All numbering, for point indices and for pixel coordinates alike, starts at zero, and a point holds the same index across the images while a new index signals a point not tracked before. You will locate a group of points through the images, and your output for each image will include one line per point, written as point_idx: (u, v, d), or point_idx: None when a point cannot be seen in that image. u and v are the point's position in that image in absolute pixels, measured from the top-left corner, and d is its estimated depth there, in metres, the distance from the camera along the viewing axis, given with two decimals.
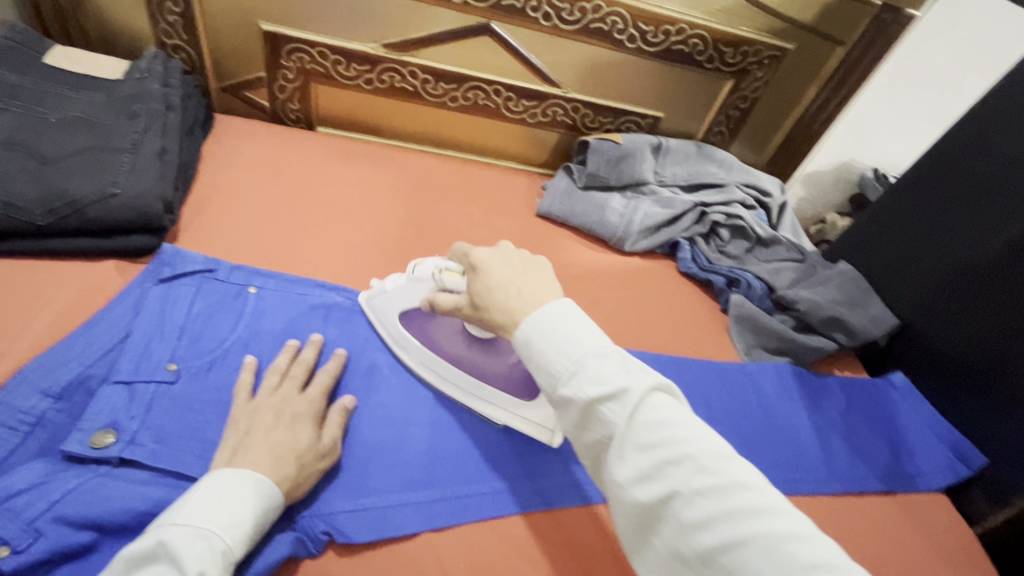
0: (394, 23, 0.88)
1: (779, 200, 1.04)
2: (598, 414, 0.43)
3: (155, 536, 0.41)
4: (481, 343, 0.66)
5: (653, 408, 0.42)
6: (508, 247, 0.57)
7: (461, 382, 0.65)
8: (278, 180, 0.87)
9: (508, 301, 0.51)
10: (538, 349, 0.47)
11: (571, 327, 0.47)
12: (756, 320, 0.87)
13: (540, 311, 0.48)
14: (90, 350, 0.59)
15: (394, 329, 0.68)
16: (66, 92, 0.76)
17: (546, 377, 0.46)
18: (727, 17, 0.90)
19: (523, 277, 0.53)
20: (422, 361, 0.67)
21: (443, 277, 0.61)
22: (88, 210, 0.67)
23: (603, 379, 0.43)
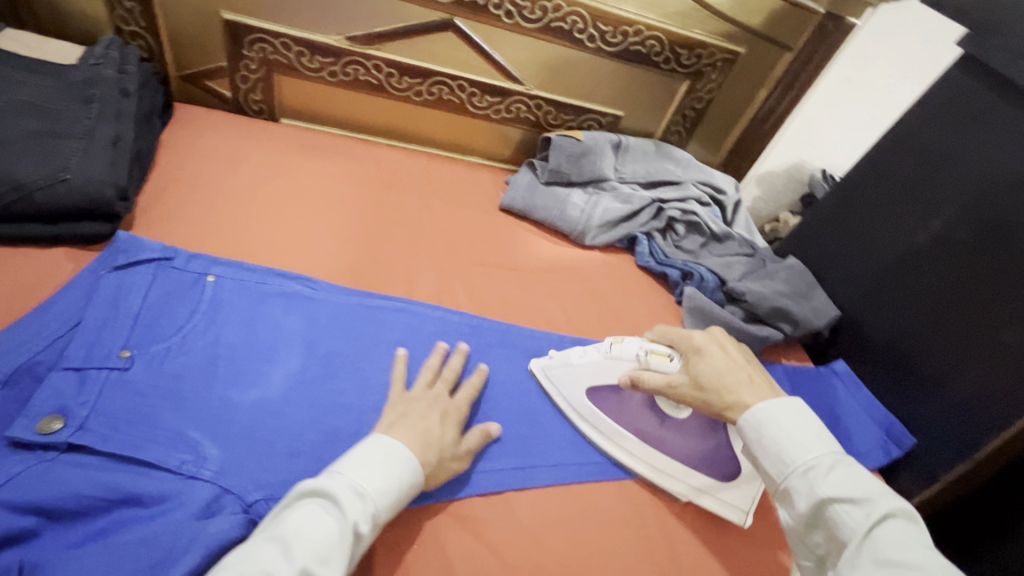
0: (357, 15, 0.89)
1: (733, 197, 1.08)
2: (834, 514, 0.49)
3: (327, 476, 0.49)
4: (670, 420, 0.68)
5: (896, 530, 0.47)
6: (718, 335, 0.67)
7: (653, 459, 0.66)
8: (239, 170, 0.86)
9: (738, 385, 0.61)
10: (771, 435, 0.56)
11: (807, 428, 0.55)
12: (706, 311, 0.90)
13: (776, 407, 0.57)
14: (39, 336, 0.58)
15: (578, 401, 0.69)
16: (15, 75, 0.75)
17: (778, 464, 0.54)
18: (683, 20, 0.94)
19: (745, 367, 0.63)
20: (607, 435, 0.68)
21: (650, 358, 0.66)
22: (36, 195, 0.65)
23: (846, 486, 0.50)
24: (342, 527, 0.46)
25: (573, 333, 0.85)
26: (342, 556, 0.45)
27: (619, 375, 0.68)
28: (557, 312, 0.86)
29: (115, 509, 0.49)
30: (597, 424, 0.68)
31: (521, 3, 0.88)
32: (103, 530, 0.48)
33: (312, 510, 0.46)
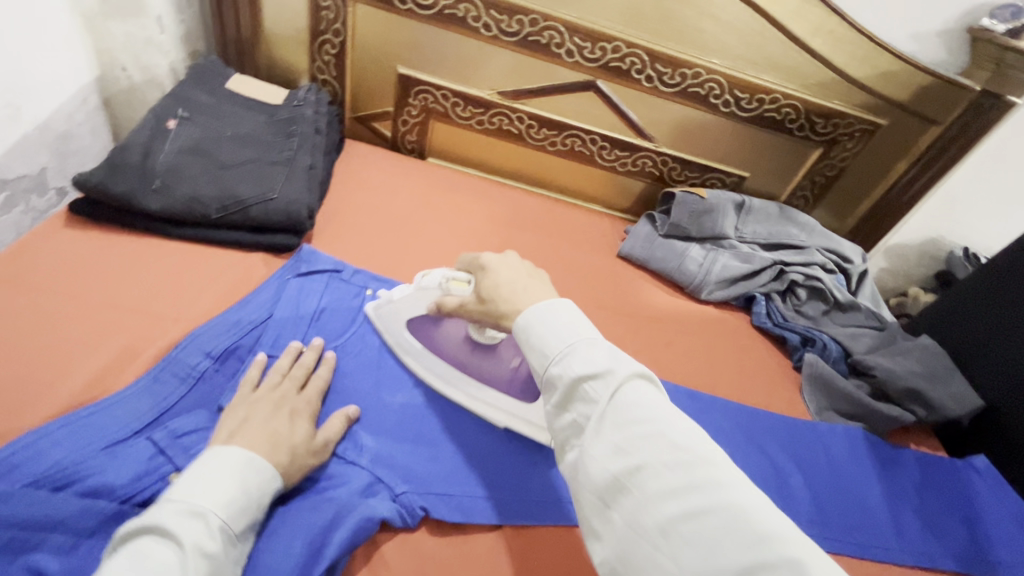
0: (512, 74, 0.99)
1: (860, 267, 1.04)
2: (582, 388, 0.46)
3: (151, 513, 0.44)
4: (482, 348, 0.73)
5: (631, 388, 0.45)
6: (514, 256, 0.64)
7: (461, 383, 0.73)
8: (394, 201, 0.99)
9: (513, 293, 0.58)
10: (536, 334, 0.52)
11: (569, 320, 0.51)
12: (830, 382, 0.88)
13: (541, 305, 0.53)
14: (243, 323, 0.71)
15: (401, 336, 0.75)
16: (240, 111, 0.91)
17: (541, 358, 0.50)
18: (822, 90, 0.96)
19: (526, 278, 0.60)
20: (427, 366, 0.74)
21: (450, 284, 0.67)
22: (251, 209, 0.80)
23: (595, 361, 0.47)
24: (182, 557, 0.42)
25: (681, 384, 0.87)
26: None
27: (427, 303, 0.71)
28: (664, 360, 0.90)
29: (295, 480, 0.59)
30: (418, 356, 0.74)
31: (663, 69, 0.95)
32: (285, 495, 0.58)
33: (139, 549, 0.41)
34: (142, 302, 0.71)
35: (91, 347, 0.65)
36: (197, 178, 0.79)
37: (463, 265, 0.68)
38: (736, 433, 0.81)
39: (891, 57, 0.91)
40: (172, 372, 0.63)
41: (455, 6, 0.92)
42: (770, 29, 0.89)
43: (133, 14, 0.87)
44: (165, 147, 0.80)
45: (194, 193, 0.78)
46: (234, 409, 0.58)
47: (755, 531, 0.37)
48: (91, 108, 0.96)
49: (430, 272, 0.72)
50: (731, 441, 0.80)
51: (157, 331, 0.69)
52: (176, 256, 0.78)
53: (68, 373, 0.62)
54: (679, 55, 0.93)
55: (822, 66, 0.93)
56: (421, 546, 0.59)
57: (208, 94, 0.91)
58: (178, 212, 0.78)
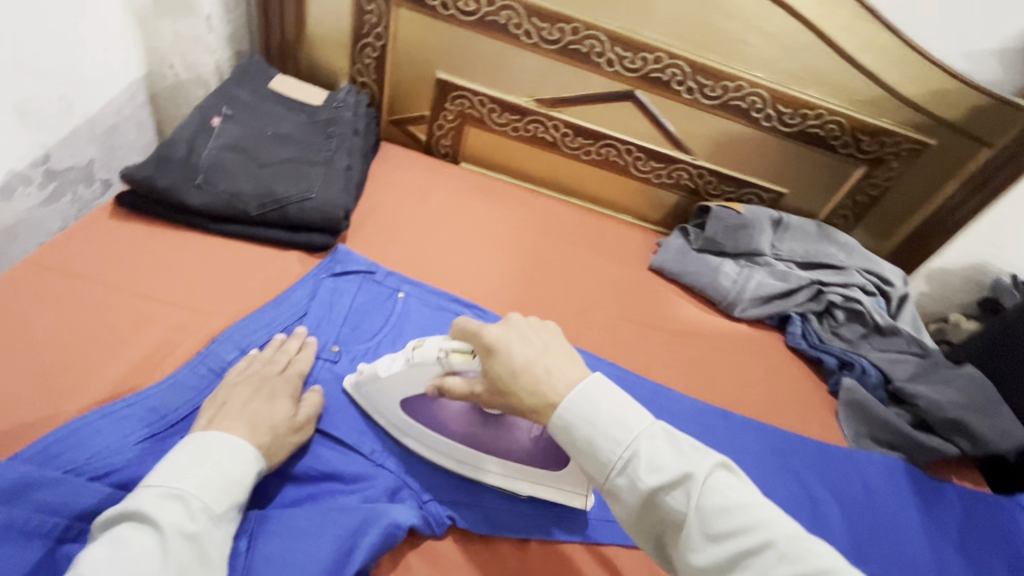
0: (550, 82, 0.99)
1: (901, 291, 1.00)
2: (666, 502, 0.46)
3: (132, 498, 0.45)
4: (492, 419, 0.63)
5: (714, 491, 0.45)
6: (517, 321, 0.57)
7: (481, 463, 0.62)
8: (427, 205, 0.98)
9: (537, 382, 0.52)
10: (585, 438, 0.49)
11: (615, 413, 0.49)
12: (868, 408, 0.85)
13: (575, 396, 0.50)
14: (278, 321, 0.72)
15: (395, 416, 0.63)
16: (281, 111, 0.92)
17: (598, 467, 0.48)
18: (869, 107, 0.93)
19: (546, 355, 0.54)
20: (431, 448, 0.63)
21: (451, 360, 0.57)
22: (289, 208, 0.81)
23: (665, 465, 0.46)
24: (163, 541, 0.43)
25: (713, 403, 0.85)
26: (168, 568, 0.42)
27: (425, 382, 0.60)
28: (696, 378, 0.88)
29: (325, 481, 0.59)
30: (420, 441, 0.63)
31: (704, 81, 0.93)
32: (313, 495, 0.58)
33: (124, 533, 0.43)
34: (179, 295, 0.72)
35: (130, 337, 0.66)
36: (238, 175, 0.80)
37: (459, 332, 0.57)
38: (768, 457, 0.79)
39: (944, 76, 0.88)
40: (207, 367, 0.64)
41: (497, 12, 0.92)
42: (818, 43, 0.87)
43: (183, 14, 0.90)
44: (209, 143, 0.82)
45: (234, 190, 0.79)
46: (216, 394, 0.58)
47: None
48: (139, 104, 0.99)
49: (422, 342, 0.60)
50: (764, 464, 0.78)
51: (193, 324, 0.70)
52: (214, 251, 0.79)
53: (108, 361, 0.63)
54: (721, 67, 0.91)
55: (870, 82, 0.90)
56: (448, 555, 0.58)
57: (250, 92, 0.91)
58: (219, 208, 0.79)
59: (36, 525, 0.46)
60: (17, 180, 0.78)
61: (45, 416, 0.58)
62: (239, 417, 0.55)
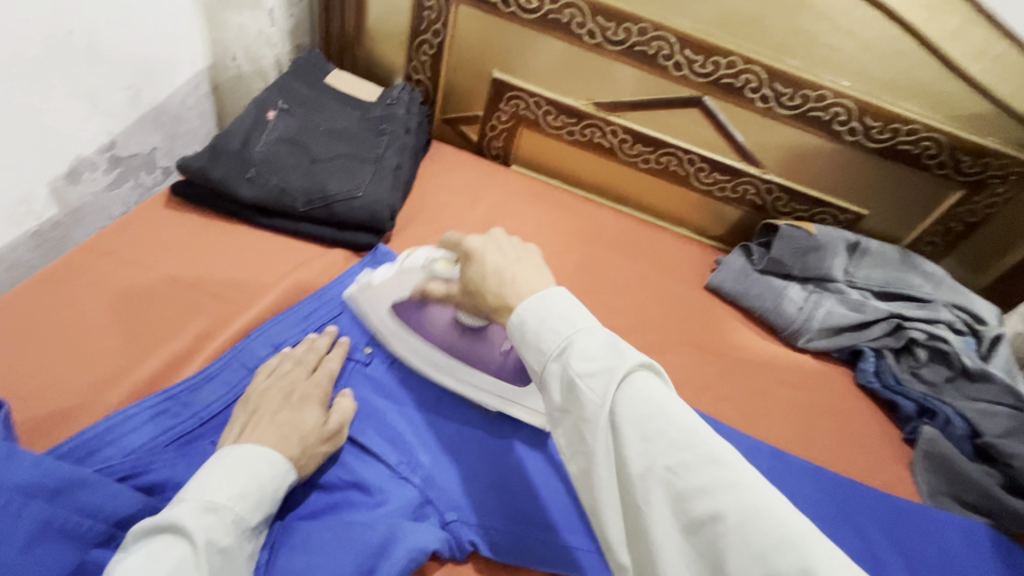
0: (611, 84, 0.93)
1: (996, 330, 0.88)
2: (582, 390, 0.41)
3: (165, 511, 0.43)
4: (472, 332, 0.64)
5: (634, 387, 0.41)
6: (500, 235, 0.56)
7: (454, 371, 0.66)
8: (474, 208, 0.95)
9: (502, 285, 0.50)
10: (531, 329, 0.45)
11: (566, 309, 0.45)
12: (951, 463, 0.75)
13: (535, 298, 0.46)
14: (312, 317, 0.71)
15: (384, 321, 0.67)
16: (335, 106, 0.91)
17: (536, 356, 0.44)
18: (974, 124, 0.83)
19: (517, 264, 0.51)
20: (414, 351, 0.68)
21: (435, 267, 0.58)
22: (336, 205, 0.79)
23: (596, 356, 0.42)
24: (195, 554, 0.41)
25: (768, 441, 0.78)
26: None
27: (411, 287, 0.62)
28: (751, 410, 0.81)
29: (347, 490, 0.57)
30: (405, 342, 0.68)
31: (782, 90, 0.85)
32: (335, 504, 0.56)
33: (157, 548, 0.41)
34: (224, 289, 0.72)
35: (173, 329, 0.66)
36: (289, 170, 0.80)
37: (444, 242, 0.59)
38: (829, 507, 0.71)
39: None
40: (241, 362, 0.63)
41: (560, 11, 0.87)
42: (921, 51, 0.78)
43: (247, 6, 0.90)
44: (263, 137, 0.81)
45: (285, 185, 0.79)
46: (247, 400, 0.57)
47: (761, 529, 0.35)
48: (202, 94, 1.00)
49: (411, 251, 0.61)
50: (824, 514, 0.70)
51: (232, 318, 0.69)
52: (259, 244, 0.79)
53: (148, 351, 0.64)
54: (803, 75, 0.83)
55: (977, 95, 0.80)
56: None
57: (307, 86, 0.91)
58: (267, 203, 0.78)
59: (73, 527, 0.44)
60: (83, 165, 0.81)
61: (84, 402, 0.58)
62: (267, 425, 0.53)
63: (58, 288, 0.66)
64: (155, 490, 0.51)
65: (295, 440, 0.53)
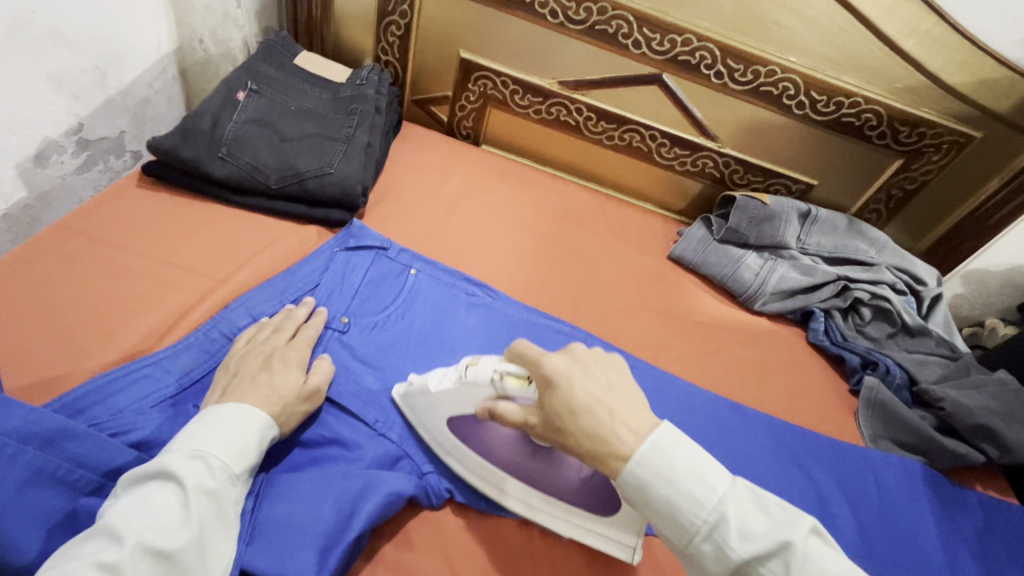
0: (596, 61, 0.96)
1: (934, 291, 0.95)
2: (754, 569, 0.42)
3: (155, 460, 0.46)
4: (541, 451, 0.61)
5: (809, 561, 0.40)
6: (580, 353, 0.52)
7: (523, 495, 0.59)
8: (445, 185, 0.98)
9: (598, 425, 0.47)
10: (664, 499, 0.45)
11: (701, 473, 0.44)
12: (890, 409, 0.82)
13: (648, 451, 0.45)
14: (289, 289, 0.73)
15: (441, 434, 0.60)
16: (305, 87, 0.92)
17: (683, 532, 0.44)
18: (910, 96, 0.89)
19: (608, 394, 0.49)
20: (475, 471, 0.60)
21: (506, 383, 0.52)
22: (308, 182, 0.82)
23: (757, 532, 0.42)
24: (184, 497, 0.44)
25: (727, 397, 0.83)
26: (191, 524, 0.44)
27: (476, 403, 0.56)
28: (711, 370, 0.86)
29: (326, 446, 0.60)
30: (464, 459, 0.60)
31: (734, 66, 0.90)
32: (316, 459, 0.59)
33: (146, 491, 0.44)
34: (200, 264, 0.74)
35: (151, 300, 0.68)
36: (260, 149, 0.82)
37: (516, 354, 0.53)
38: (781, 453, 0.77)
39: (993, 64, 0.83)
40: (220, 332, 0.66)
41: None
42: (859, 27, 0.83)
43: None
44: (233, 116, 0.83)
45: (256, 163, 0.81)
46: (227, 364, 0.59)
47: None
48: (169, 78, 1.00)
49: (474, 358, 0.56)
50: (776, 459, 0.76)
51: (210, 292, 0.71)
52: (232, 221, 0.80)
53: (127, 323, 0.65)
54: (753, 51, 0.88)
55: (912, 68, 0.86)
56: (447, 527, 0.58)
57: (276, 67, 0.92)
58: (239, 181, 0.80)
59: (64, 474, 0.47)
60: (51, 147, 0.81)
61: (65, 371, 0.60)
62: (248, 386, 0.56)
63: (31, 266, 0.67)
64: (142, 448, 0.54)
65: (273, 397, 0.56)
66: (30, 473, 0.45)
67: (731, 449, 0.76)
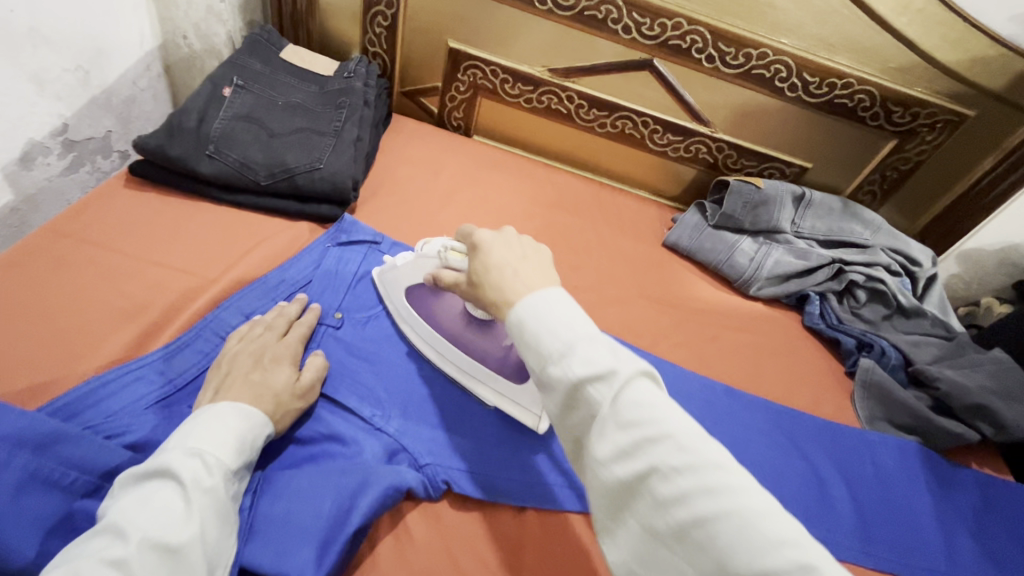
0: (589, 48, 0.94)
1: (929, 271, 0.95)
2: (587, 396, 0.40)
3: (153, 459, 0.46)
4: (480, 323, 0.69)
5: (636, 390, 0.39)
6: (512, 233, 0.57)
7: (456, 359, 0.69)
8: (438, 177, 0.98)
9: (501, 279, 0.51)
10: (530, 329, 0.44)
11: (564, 312, 0.44)
12: (886, 390, 0.83)
13: (536, 294, 0.46)
14: (282, 287, 0.73)
15: (400, 304, 0.72)
16: (292, 80, 0.91)
17: (535, 356, 0.44)
18: (902, 76, 0.88)
19: (520, 261, 0.52)
20: (422, 334, 0.71)
21: (449, 256, 0.62)
22: (298, 178, 0.81)
23: (594, 359, 0.41)
24: (184, 494, 0.44)
25: (722, 381, 0.83)
26: (193, 521, 0.43)
27: (424, 272, 0.67)
28: (706, 354, 0.86)
29: (323, 443, 0.60)
30: (416, 327, 0.71)
31: (726, 49, 0.89)
32: (314, 456, 0.59)
33: (146, 490, 0.44)
34: (191, 264, 0.73)
35: (142, 301, 0.68)
36: (248, 145, 0.81)
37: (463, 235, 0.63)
38: (777, 436, 0.77)
39: (987, 42, 0.83)
40: (213, 331, 0.65)
41: None
42: (851, 7, 0.82)
43: None
44: (220, 113, 0.82)
45: (245, 160, 0.80)
46: (220, 363, 0.59)
47: (761, 535, 0.33)
48: (154, 75, 0.99)
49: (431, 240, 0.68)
50: (772, 441, 0.77)
51: (203, 291, 0.71)
52: (222, 220, 0.80)
53: (119, 325, 0.65)
54: (745, 34, 0.87)
55: (905, 47, 0.85)
56: (444, 518, 0.58)
57: (262, 62, 0.90)
58: (228, 178, 0.79)
59: (60, 478, 0.46)
60: (37, 149, 0.80)
61: (57, 376, 0.59)
62: (242, 384, 0.56)
63: (20, 269, 0.66)
64: (137, 450, 0.53)
65: (268, 395, 0.56)
66: (25, 478, 0.45)
67: (726, 431, 0.76)
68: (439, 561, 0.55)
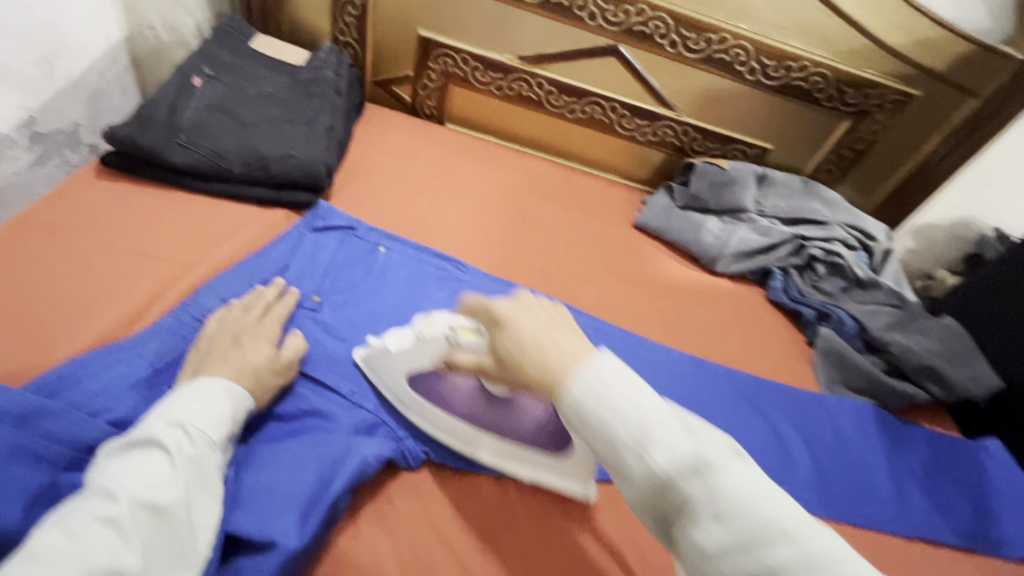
0: (556, 34, 0.97)
1: (884, 245, 1.00)
2: (677, 486, 0.40)
3: (134, 430, 0.47)
4: (498, 402, 0.63)
5: (728, 476, 0.40)
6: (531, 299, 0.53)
7: (486, 442, 0.63)
8: (412, 164, 0.99)
9: (541, 355, 0.48)
10: (596, 416, 0.43)
11: (632, 389, 0.44)
12: (843, 356, 0.87)
13: (584, 371, 0.45)
14: (259, 272, 0.74)
15: (400, 390, 0.64)
16: (263, 70, 0.91)
17: (608, 444, 0.43)
18: (854, 58, 0.92)
19: (555, 329, 0.50)
20: (437, 424, 0.63)
21: (459, 335, 0.60)
22: (272, 165, 0.82)
23: (679, 446, 0.41)
24: (167, 461, 0.46)
25: (690, 353, 0.87)
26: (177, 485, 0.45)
27: (433, 354, 0.63)
28: (675, 329, 0.90)
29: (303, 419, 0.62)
30: (427, 416, 0.63)
31: (687, 34, 0.92)
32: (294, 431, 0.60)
33: (128, 456, 0.45)
34: (165, 250, 0.74)
35: (117, 287, 0.68)
36: (220, 134, 0.81)
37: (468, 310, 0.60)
38: (742, 402, 0.81)
39: (929, 24, 0.88)
40: (190, 315, 0.67)
41: None
42: None
43: None
44: (191, 103, 0.82)
45: (217, 149, 0.80)
46: (198, 344, 0.60)
47: None
48: (121, 68, 0.98)
49: (431, 317, 0.64)
50: (736, 408, 0.81)
51: (178, 278, 0.72)
52: (196, 208, 0.80)
53: (94, 310, 0.66)
54: (704, 19, 0.90)
55: (854, 31, 0.90)
56: (423, 485, 0.61)
57: (232, 51, 0.91)
58: (200, 166, 0.80)
59: (41, 451, 0.48)
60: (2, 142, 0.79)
61: (32, 358, 0.60)
62: (220, 363, 0.57)
63: None
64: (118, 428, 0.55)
65: (246, 373, 0.57)
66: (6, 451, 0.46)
67: (694, 401, 0.80)
68: (418, 524, 0.58)
